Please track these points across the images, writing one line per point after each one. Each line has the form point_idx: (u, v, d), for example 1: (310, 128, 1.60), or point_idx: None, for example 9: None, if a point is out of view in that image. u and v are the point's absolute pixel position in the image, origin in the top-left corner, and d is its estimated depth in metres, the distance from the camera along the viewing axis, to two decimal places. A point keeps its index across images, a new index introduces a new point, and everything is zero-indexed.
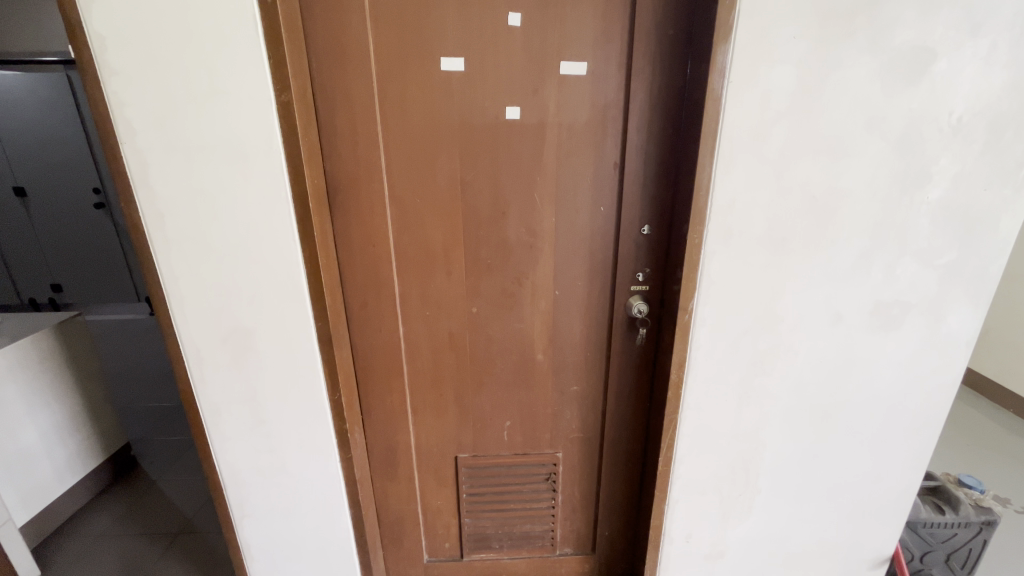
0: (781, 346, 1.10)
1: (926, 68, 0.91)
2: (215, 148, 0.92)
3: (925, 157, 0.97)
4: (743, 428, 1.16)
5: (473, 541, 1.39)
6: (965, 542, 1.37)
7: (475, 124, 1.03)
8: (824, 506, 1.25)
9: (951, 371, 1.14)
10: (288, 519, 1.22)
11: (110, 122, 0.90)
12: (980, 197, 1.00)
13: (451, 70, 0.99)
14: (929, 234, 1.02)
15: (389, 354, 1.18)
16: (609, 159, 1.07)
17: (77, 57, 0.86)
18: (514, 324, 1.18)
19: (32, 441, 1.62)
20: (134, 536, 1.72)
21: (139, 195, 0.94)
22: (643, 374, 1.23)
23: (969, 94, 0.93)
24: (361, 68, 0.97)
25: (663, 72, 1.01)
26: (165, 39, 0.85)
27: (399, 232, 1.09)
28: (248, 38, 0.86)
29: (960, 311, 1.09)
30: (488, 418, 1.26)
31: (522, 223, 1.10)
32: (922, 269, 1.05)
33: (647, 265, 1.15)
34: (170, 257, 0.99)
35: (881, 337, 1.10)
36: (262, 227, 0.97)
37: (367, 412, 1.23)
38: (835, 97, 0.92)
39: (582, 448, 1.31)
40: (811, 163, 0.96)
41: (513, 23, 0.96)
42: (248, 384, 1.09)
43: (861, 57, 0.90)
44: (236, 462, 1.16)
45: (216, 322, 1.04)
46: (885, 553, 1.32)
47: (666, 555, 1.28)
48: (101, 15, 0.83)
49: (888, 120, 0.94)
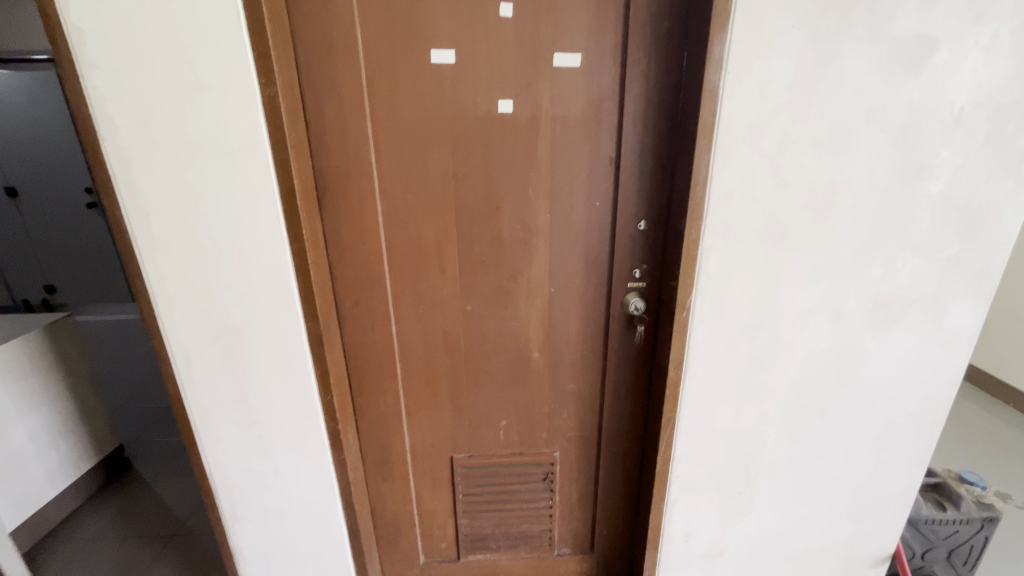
0: (780, 343, 1.08)
1: (928, 57, 0.89)
2: (201, 145, 0.89)
3: (926, 149, 0.95)
4: (742, 426, 1.15)
5: (470, 542, 1.37)
6: (967, 538, 1.35)
7: (467, 117, 1.00)
8: (824, 504, 1.24)
9: (953, 366, 1.13)
10: (282, 521, 1.20)
11: (91, 117, 0.87)
12: (982, 189, 0.98)
13: (441, 62, 0.96)
14: (931, 226, 1.00)
15: (383, 353, 1.16)
16: (605, 152, 1.05)
17: (55, 51, 0.83)
18: (509, 322, 1.16)
19: (21, 445, 1.60)
20: (128, 538, 1.71)
21: (123, 192, 0.92)
22: (641, 371, 1.22)
23: (971, 84, 0.91)
24: (349, 61, 0.94)
25: (660, 62, 0.98)
26: (147, 32, 0.83)
27: (391, 229, 1.07)
28: (233, 31, 0.84)
29: (962, 306, 1.07)
30: (484, 417, 1.24)
31: (518, 220, 1.08)
32: (923, 264, 1.03)
33: (644, 261, 1.13)
34: (156, 256, 0.96)
35: (883, 332, 1.08)
36: (249, 225, 0.95)
37: (361, 413, 1.21)
38: (835, 88, 0.90)
39: (580, 447, 1.29)
40: (810, 156, 0.94)
41: (505, 14, 0.94)
42: (238, 385, 1.07)
43: (860, 46, 0.88)
44: (227, 465, 1.14)
45: (204, 322, 1.02)
46: (885, 551, 1.31)
47: (665, 555, 1.27)
48: (80, 8, 0.81)
49: (887, 112, 0.92)
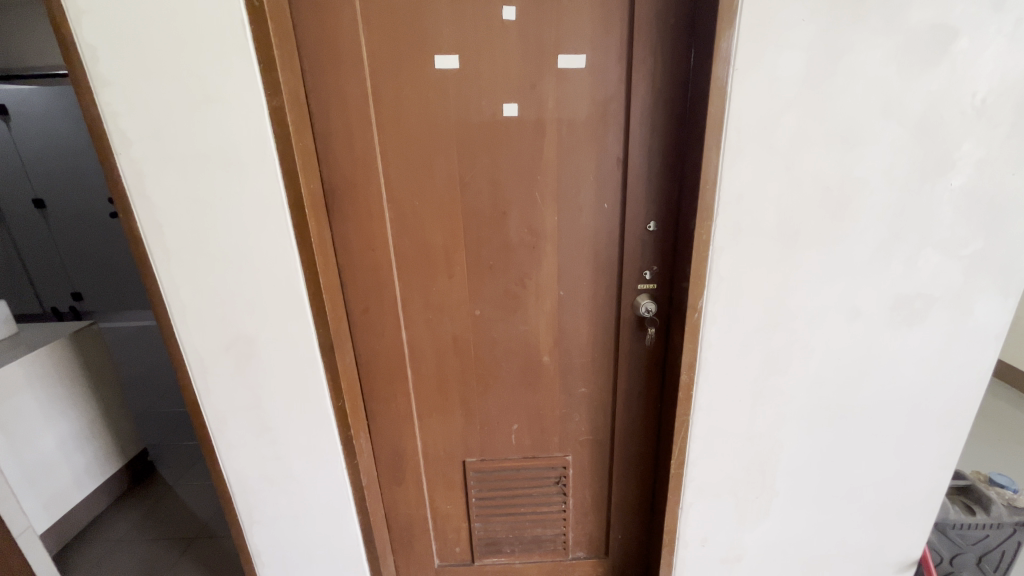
0: (796, 343, 1.05)
1: (945, 47, 0.86)
2: (211, 156, 0.91)
3: (947, 142, 0.92)
4: (758, 429, 1.12)
5: (483, 545, 1.37)
6: (998, 543, 1.29)
7: (473, 122, 1.00)
8: (845, 509, 1.21)
9: (979, 366, 1.08)
10: (299, 525, 1.22)
11: (105, 132, 0.89)
12: (1007, 183, 0.94)
13: (445, 68, 0.96)
14: (953, 222, 0.97)
15: (393, 359, 1.17)
16: (612, 153, 1.03)
17: (69, 67, 0.85)
18: (519, 327, 1.16)
19: (51, 449, 1.65)
20: (151, 541, 1.75)
21: (136, 205, 0.94)
22: (653, 374, 1.20)
23: (993, 73, 0.87)
24: (354, 71, 0.95)
25: (665, 61, 0.97)
26: (156, 47, 0.84)
27: (398, 235, 1.08)
28: (239, 44, 0.85)
29: (988, 303, 1.03)
30: (495, 421, 1.24)
31: (524, 223, 1.08)
32: (945, 260, 1.00)
33: (654, 262, 1.11)
34: (170, 266, 0.98)
35: (905, 331, 1.05)
36: (258, 234, 0.96)
37: (372, 418, 1.21)
38: (847, 83, 0.87)
39: (592, 450, 1.28)
40: (824, 152, 0.92)
41: (507, 17, 0.93)
42: (252, 391, 1.09)
43: (873, 37, 0.85)
44: (243, 469, 1.16)
45: (218, 331, 1.04)
46: (912, 557, 1.27)
47: (681, 559, 1.25)
48: (93, 26, 0.83)
49: (904, 105, 0.89)
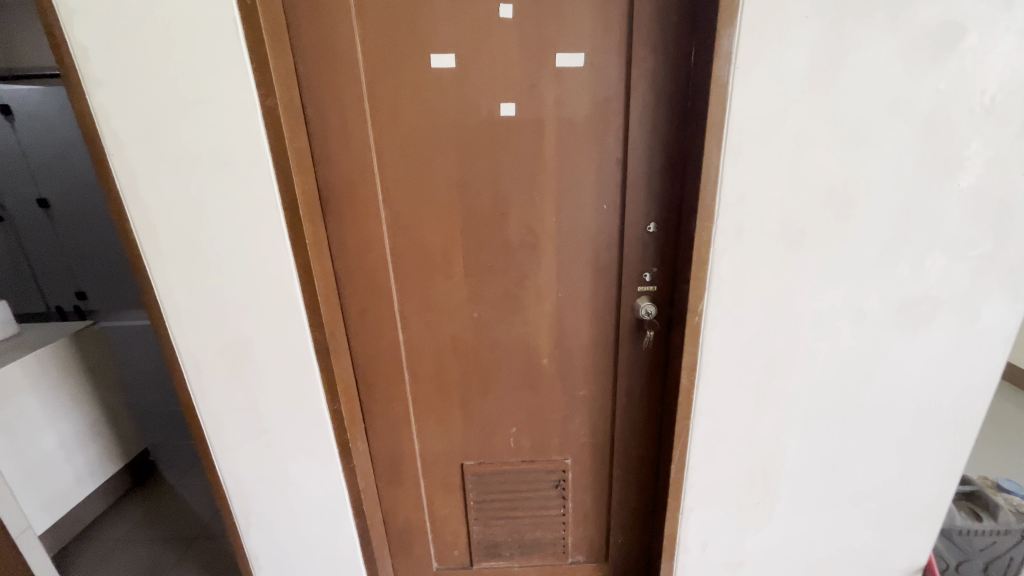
0: (799, 347, 1.03)
1: (954, 45, 0.83)
2: (204, 157, 0.90)
3: (954, 141, 0.89)
4: (760, 433, 1.11)
5: (482, 548, 1.36)
6: (1005, 550, 1.27)
7: (470, 121, 0.99)
8: (850, 515, 1.19)
9: (987, 370, 1.06)
10: (296, 527, 1.21)
11: (98, 133, 0.88)
12: (1018, 183, 0.92)
13: (442, 67, 0.95)
14: (961, 224, 0.95)
15: (390, 361, 1.16)
16: (612, 153, 1.02)
17: (61, 67, 0.84)
18: (518, 328, 1.14)
19: (51, 449, 1.66)
20: (151, 541, 1.75)
21: (130, 206, 0.93)
22: (653, 376, 1.18)
23: (1003, 70, 0.85)
24: (349, 70, 0.94)
25: (666, 59, 0.95)
26: (148, 46, 0.83)
27: (396, 236, 1.06)
28: (232, 44, 0.84)
29: (996, 306, 1.01)
30: (494, 424, 1.23)
31: (523, 224, 1.06)
32: (953, 262, 0.97)
33: (655, 264, 1.09)
34: (164, 267, 0.98)
35: (911, 334, 1.03)
36: (253, 235, 0.96)
37: (370, 420, 1.20)
38: (852, 81, 0.85)
39: (592, 453, 1.27)
40: (828, 152, 0.90)
41: (505, 15, 0.92)
42: (248, 393, 1.08)
43: (879, 34, 0.83)
44: (240, 471, 1.15)
45: (213, 332, 1.03)
46: (917, 562, 1.25)
47: (682, 564, 1.23)
48: (84, 26, 0.82)
49: (911, 104, 0.87)
